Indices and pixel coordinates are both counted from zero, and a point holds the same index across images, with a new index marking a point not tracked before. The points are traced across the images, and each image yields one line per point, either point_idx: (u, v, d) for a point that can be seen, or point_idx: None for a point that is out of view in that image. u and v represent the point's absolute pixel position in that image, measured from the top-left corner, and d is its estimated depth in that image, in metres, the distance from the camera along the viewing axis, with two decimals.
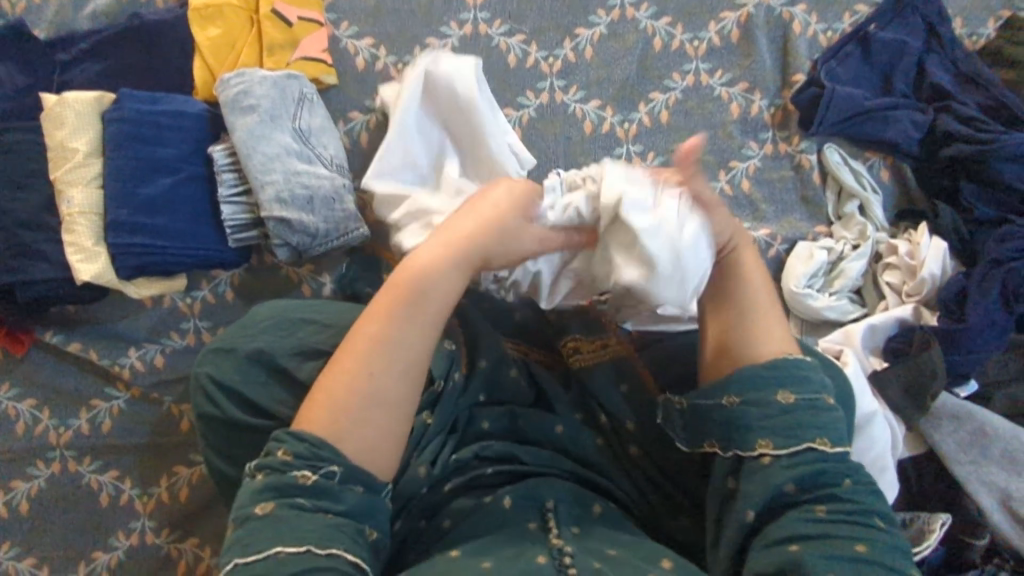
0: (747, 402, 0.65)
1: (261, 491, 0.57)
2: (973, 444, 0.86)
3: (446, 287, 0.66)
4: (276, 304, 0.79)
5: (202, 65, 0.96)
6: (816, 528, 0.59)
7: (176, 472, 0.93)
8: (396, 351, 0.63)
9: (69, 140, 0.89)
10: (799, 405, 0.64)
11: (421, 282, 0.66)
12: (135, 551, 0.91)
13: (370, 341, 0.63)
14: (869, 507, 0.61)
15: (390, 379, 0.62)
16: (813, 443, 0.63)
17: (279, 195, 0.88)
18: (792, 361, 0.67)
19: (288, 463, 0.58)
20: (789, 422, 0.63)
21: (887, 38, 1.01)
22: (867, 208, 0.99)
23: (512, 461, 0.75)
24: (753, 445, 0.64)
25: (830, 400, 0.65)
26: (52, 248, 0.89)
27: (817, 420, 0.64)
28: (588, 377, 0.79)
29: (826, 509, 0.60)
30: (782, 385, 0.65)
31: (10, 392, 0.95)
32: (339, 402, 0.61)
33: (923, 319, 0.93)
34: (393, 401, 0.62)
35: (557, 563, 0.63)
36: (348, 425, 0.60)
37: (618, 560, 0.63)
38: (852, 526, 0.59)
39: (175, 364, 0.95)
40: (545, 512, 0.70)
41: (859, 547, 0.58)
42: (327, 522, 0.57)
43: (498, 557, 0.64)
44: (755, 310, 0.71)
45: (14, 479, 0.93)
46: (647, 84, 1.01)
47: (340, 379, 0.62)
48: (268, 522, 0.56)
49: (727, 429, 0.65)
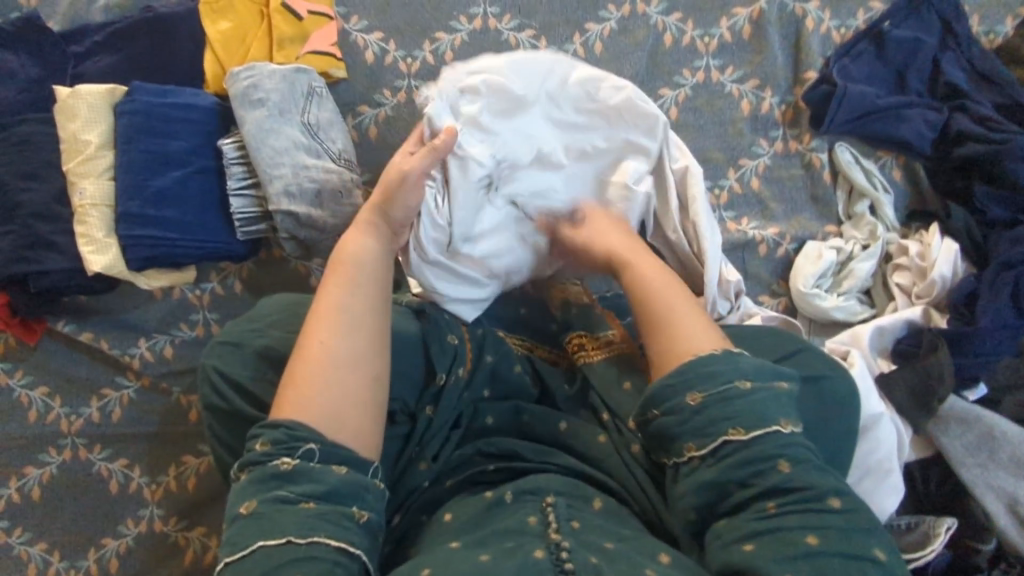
0: (664, 413, 0.63)
1: (245, 489, 0.58)
2: (983, 447, 0.85)
3: (375, 256, 0.74)
4: (283, 298, 0.80)
5: (212, 57, 0.96)
6: (763, 524, 0.57)
7: (184, 462, 0.94)
8: (348, 312, 0.68)
9: (82, 132, 0.90)
10: (709, 401, 0.62)
11: (353, 258, 0.73)
12: (143, 538, 0.92)
13: (322, 310, 0.68)
14: (819, 491, 0.58)
15: (341, 338, 0.66)
16: (728, 436, 0.60)
17: (288, 188, 0.88)
18: (696, 360, 0.64)
19: (267, 453, 0.59)
20: (704, 422, 0.61)
21: (902, 36, 0.99)
22: (878, 207, 0.98)
23: (514, 457, 0.75)
24: (681, 451, 0.62)
25: (745, 384, 0.61)
26: (63, 238, 0.90)
27: (729, 410, 0.60)
28: (593, 373, 0.80)
29: (776, 503, 0.58)
30: (690, 385, 0.63)
31: (23, 380, 0.96)
32: (307, 373, 0.63)
33: (932, 320, 0.92)
34: (351, 357, 0.65)
35: (555, 558, 0.56)
36: (315, 390, 0.62)
37: (614, 555, 0.59)
38: (802, 515, 0.57)
39: (184, 355, 0.96)
40: (545, 507, 0.65)
41: (811, 539, 0.55)
42: (310, 511, 0.56)
43: (496, 549, 0.59)
44: (666, 304, 0.71)
45: (26, 465, 0.95)
46: (657, 80, 1.00)
47: (302, 354, 0.65)
48: (255, 518, 0.56)
49: (657, 445, 0.64)
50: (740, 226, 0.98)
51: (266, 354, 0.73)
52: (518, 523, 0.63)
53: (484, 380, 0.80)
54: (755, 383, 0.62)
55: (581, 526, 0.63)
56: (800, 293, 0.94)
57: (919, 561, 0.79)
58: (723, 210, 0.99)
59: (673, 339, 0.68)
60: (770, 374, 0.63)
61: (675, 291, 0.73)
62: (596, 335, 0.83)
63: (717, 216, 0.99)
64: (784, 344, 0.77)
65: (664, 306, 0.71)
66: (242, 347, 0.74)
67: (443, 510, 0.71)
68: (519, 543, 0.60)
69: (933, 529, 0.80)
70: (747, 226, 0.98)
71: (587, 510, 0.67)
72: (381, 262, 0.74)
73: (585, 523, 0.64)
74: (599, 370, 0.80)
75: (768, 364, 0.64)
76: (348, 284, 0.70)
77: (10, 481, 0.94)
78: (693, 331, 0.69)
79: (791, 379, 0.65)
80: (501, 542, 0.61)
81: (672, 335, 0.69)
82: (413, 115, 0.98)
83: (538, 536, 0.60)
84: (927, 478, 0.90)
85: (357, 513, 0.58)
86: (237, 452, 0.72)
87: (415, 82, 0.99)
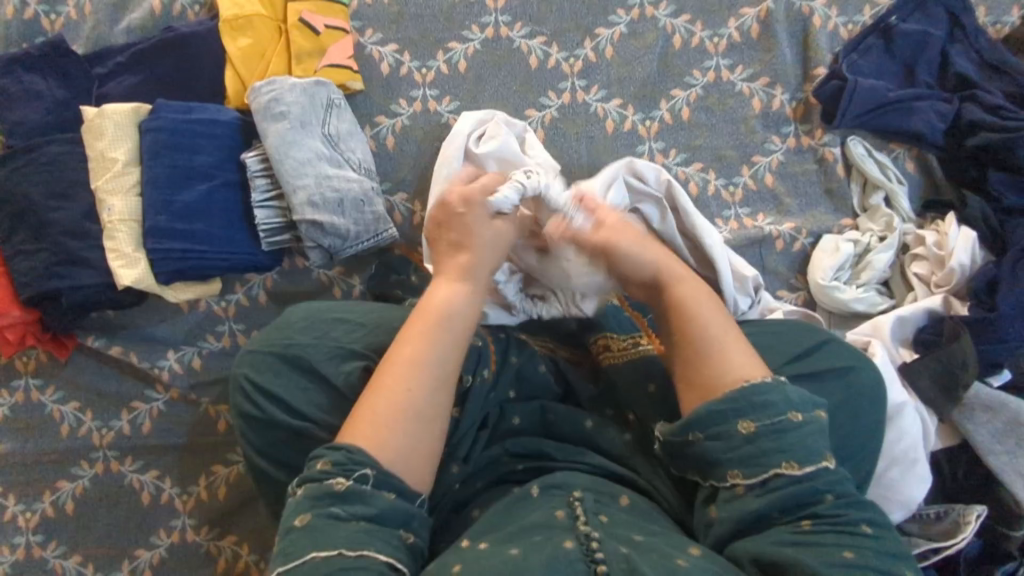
0: (710, 437, 0.62)
1: (301, 502, 0.59)
2: (1011, 433, 0.85)
3: (469, 308, 0.69)
4: (310, 305, 0.82)
5: (233, 75, 0.98)
6: (801, 538, 0.57)
7: (213, 471, 0.96)
8: (436, 370, 0.65)
9: (109, 150, 0.92)
10: (762, 432, 0.60)
11: (444, 306, 0.68)
12: (175, 548, 0.94)
13: (409, 362, 0.65)
14: (852, 514, 0.58)
15: (426, 395, 0.64)
16: (780, 469, 0.59)
17: (311, 198, 0.90)
18: (754, 390, 0.62)
19: (326, 472, 0.60)
20: (755, 452, 0.60)
21: (910, 29, 1.00)
22: (893, 198, 0.99)
23: (542, 457, 0.74)
24: (725, 477, 0.61)
25: (797, 415, 0.61)
26: (94, 254, 0.92)
27: (784, 444, 0.60)
28: (618, 374, 0.80)
29: (813, 522, 0.58)
30: (741, 413, 0.61)
31: (55, 395, 0.98)
32: (382, 420, 0.62)
33: (953, 309, 0.93)
34: (430, 414, 0.64)
35: (585, 549, 0.55)
36: (393, 435, 0.62)
37: (643, 546, 0.57)
38: (838, 534, 0.57)
39: (212, 366, 0.97)
40: (571, 501, 0.64)
41: (848, 554, 0.55)
42: (359, 528, 0.57)
43: (526, 543, 0.58)
44: (704, 324, 0.69)
45: (60, 479, 0.96)
46: (669, 81, 1.02)
47: (384, 398, 0.63)
48: (309, 530, 0.57)
49: (694, 465, 0.64)
50: (755, 222, 0.99)
51: (294, 360, 0.75)
52: (545, 517, 0.62)
53: (510, 379, 0.80)
54: (805, 416, 0.61)
55: (610, 519, 0.62)
56: (819, 286, 0.95)
57: (955, 549, 0.79)
58: (738, 207, 1.00)
59: (723, 351, 0.67)
60: (815, 406, 0.63)
61: (712, 309, 0.70)
62: (620, 337, 0.84)
63: (733, 213, 1.00)
64: (808, 341, 0.77)
65: (701, 331, 0.68)
66: (272, 353, 0.75)
67: (471, 506, 0.72)
68: (547, 536, 0.58)
69: (964, 516, 0.81)
70: (763, 222, 0.99)
71: (613, 507, 0.66)
72: (466, 319, 0.69)
73: (611, 518, 0.63)
74: (622, 370, 0.80)
75: (812, 396, 0.63)
76: (440, 344, 0.66)
77: (45, 496, 0.96)
78: (737, 356, 0.66)
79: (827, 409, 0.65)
80: (529, 536, 0.59)
81: (713, 364, 0.66)
82: (430, 124, 1.00)
83: (568, 529, 0.59)
84: (953, 467, 0.90)
85: (404, 534, 0.60)
86: (269, 456, 0.73)
87: (431, 92, 1.01)
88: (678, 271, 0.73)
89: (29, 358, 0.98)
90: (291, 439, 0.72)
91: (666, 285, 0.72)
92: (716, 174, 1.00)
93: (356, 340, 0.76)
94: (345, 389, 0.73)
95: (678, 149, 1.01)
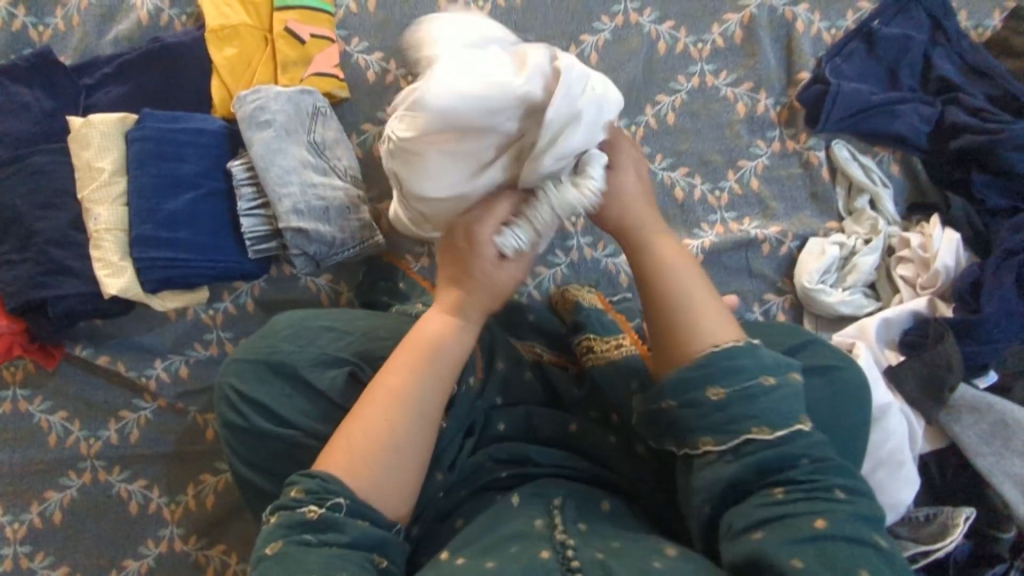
0: (682, 405, 0.61)
1: (273, 531, 0.59)
2: (997, 435, 0.85)
3: (460, 343, 0.66)
4: (294, 313, 0.81)
5: (219, 84, 0.99)
6: (773, 509, 0.56)
7: (202, 480, 0.96)
8: (420, 404, 0.64)
9: (95, 160, 0.93)
10: (733, 398, 0.60)
11: (434, 340, 0.66)
12: (164, 557, 0.94)
13: (391, 395, 0.64)
14: (826, 480, 0.58)
15: (408, 430, 0.64)
16: (751, 434, 0.59)
17: (297, 207, 0.91)
18: (723, 354, 0.61)
19: (299, 500, 0.60)
20: (724, 418, 0.60)
21: (892, 33, 1.01)
22: (878, 202, 0.99)
23: (526, 463, 0.74)
24: (697, 444, 0.61)
25: (768, 379, 0.60)
26: (81, 264, 0.92)
27: (754, 409, 0.59)
28: (600, 378, 0.79)
29: (784, 490, 0.57)
30: (711, 380, 0.60)
31: (43, 405, 0.98)
32: (357, 448, 0.63)
33: (938, 311, 0.93)
34: (409, 448, 0.64)
35: (561, 558, 0.56)
36: (366, 469, 0.62)
37: (619, 551, 0.58)
38: (809, 501, 0.56)
39: (199, 375, 0.97)
40: (551, 509, 0.64)
41: (817, 523, 0.55)
42: (332, 553, 0.57)
43: (502, 555, 0.58)
44: (685, 298, 0.66)
45: (47, 489, 0.96)
46: (653, 87, 1.02)
47: (358, 427, 0.63)
48: (280, 558, 0.57)
49: (667, 433, 0.63)
50: (741, 226, 1.00)
51: (277, 366, 0.75)
52: (523, 527, 0.62)
53: (497, 385, 0.79)
54: (776, 379, 0.61)
55: (588, 528, 0.62)
56: (805, 289, 0.95)
57: (943, 551, 0.78)
58: (724, 211, 1.00)
59: (697, 322, 0.65)
60: (787, 368, 0.62)
61: (684, 272, 0.68)
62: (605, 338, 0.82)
63: (719, 217, 1.00)
64: (794, 339, 0.77)
65: (678, 302, 0.66)
66: (255, 361, 0.75)
67: (455, 515, 0.72)
68: (523, 546, 0.58)
69: (952, 519, 0.80)
70: (749, 226, 1.00)
71: (594, 513, 0.66)
72: (454, 356, 0.66)
73: (591, 526, 0.63)
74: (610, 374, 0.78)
75: (783, 359, 0.63)
76: (431, 377, 0.65)
77: (32, 506, 0.95)
78: (711, 323, 0.65)
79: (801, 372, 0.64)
80: (506, 548, 0.59)
81: (689, 334, 0.65)
82: None
83: (545, 540, 0.59)
84: (942, 470, 0.90)
85: (378, 558, 0.60)
86: (253, 464, 0.73)
87: None
88: (699, 300, 0.67)
89: (16, 368, 0.98)
90: (274, 446, 0.73)
91: (634, 251, 0.70)
92: (701, 179, 1.01)
93: (341, 348, 0.76)
94: (330, 394, 0.73)
95: (664, 154, 1.01)
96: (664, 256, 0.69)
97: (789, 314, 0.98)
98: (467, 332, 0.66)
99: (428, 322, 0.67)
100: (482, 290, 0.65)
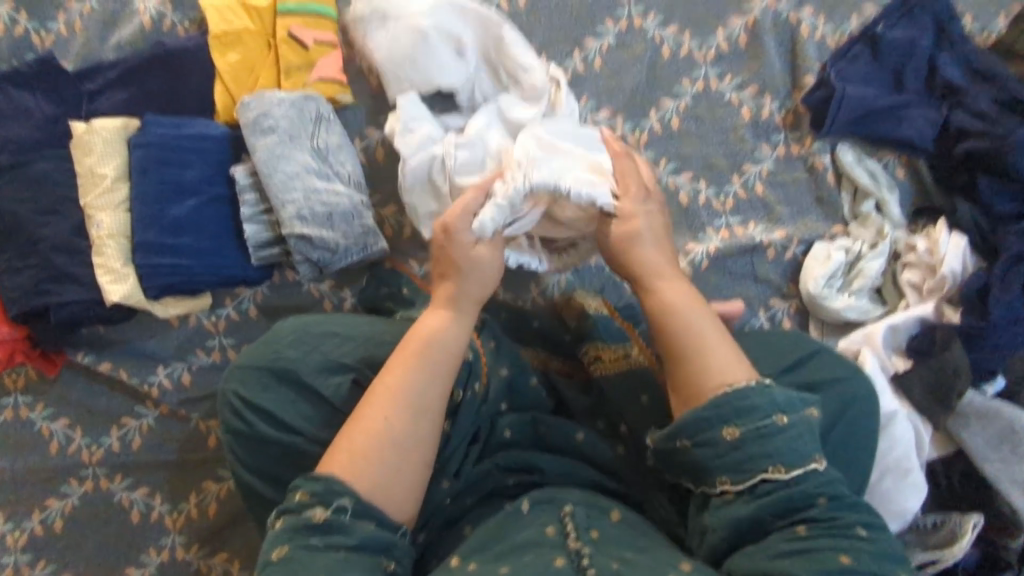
0: (698, 445, 0.61)
1: (278, 535, 0.59)
2: (1006, 441, 0.85)
3: (453, 340, 0.69)
4: (297, 319, 0.80)
5: (223, 90, 0.99)
6: (793, 544, 0.57)
7: (204, 488, 0.95)
8: (415, 397, 0.66)
9: (98, 166, 0.92)
10: (747, 439, 0.59)
11: (427, 342, 0.68)
12: (166, 566, 0.93)
13: (389, 393, 0.66)
14: (846, 518, 0.58)
15: (406, 429, 0.64)
16: (767, 474, 0.59)
17: (300, 213, 0.91)
18: (734, 394, 0.61)
19: (303, 503, 0.59)
20: (740, 459, 0.59)
21: (897, 37, 1.01)
22: (884, 206, 0.99)
23: (532, 471, 0.74)
24: (714, 483, 0.61)
25: (783, 419, 0.59)
26: (83, 271, 0.92)
27: (769, 449, 0.59)
28: (609, 390, 0.79)
29: (807, 527, 0.58)
30: (724, 419, 0.60)
31: (44, 412, 0.97)
32: (359, 445, 0.63)
33: (945, 317, 0.92)
34: (411, 446, 0.64)
35: (577, 567, 0.57)
36: (369, 465, 0.62)
37: (634, 563, 0.58)
38: (831, 537, 0.57)
39: (202, 382, 0.97)
40: (562, 515, 0.63)
41: (843, 559, 0.55)
42: (339, 557, 0.57)
43: (515, 563, 0.58)
44: (693, 331, 0.68)
45: (49, 497, 0.95)
46: (657, 92, 1.02)
47: (361, 426, 0.64)
48: (286, 563, 0.57)
49: (686, 472, 0.63)
50: (746, 231, 0.99)
51: (281, 374, 0.74)
52: (534, 535, 0.62)
53: (501, 392, 0.78)
54: (791, 418, 0.60)
55: (600, 535, 0.62)
56: (811, 295, 0.95)
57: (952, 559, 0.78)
58: (729, 216, 1.00)
59: (705, 358, 0.66)
60: (803, 403, 0.61)
61: (694, 310, 0.70)
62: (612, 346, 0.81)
63: (724, 222, 0.99)
64: (799, 349, 0.77)
65: (685, 337, 0.68)
66: (258, 368, 0.75)
67: (463, 522, 0.71)
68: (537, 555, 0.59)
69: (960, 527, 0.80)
70: (754, 231, 0.99)
71: (605, 521, 0.65)
72: (451, 357, 0.68)
73: (603, 533, 0.62)
74: (618, 384, 0.79)
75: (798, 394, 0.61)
76: (424, 371, 0.67)
77: (33, 514, 0.95)
78: (721, 361, 0.66)
79: (818, 406, 0.63)
80: (519, 556, 0.59)
81: (699, 369, 0.66)
82: None
83: (558, 547, 0.60)
84: (951, 476, 0.89)
85: (385, 562, 0.59)
86: (257, 472, 0.73)
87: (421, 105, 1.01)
88: (703, 332, 0.68)
89: (18, 375, 0.97)
90: (279, 454, 0.72)
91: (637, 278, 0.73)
92: (706, 183, 1.00)
93: (345, 355, 0.76)
94: (335, 402, 0.73)
95: (668, 159, 1.00)
96: (662, 290, 0.71)
97: (795, 319, 0.98)
98: (460, 335, 0.70)
99: (422, 325, 0.70)
100: (471, 275, 0.72)
